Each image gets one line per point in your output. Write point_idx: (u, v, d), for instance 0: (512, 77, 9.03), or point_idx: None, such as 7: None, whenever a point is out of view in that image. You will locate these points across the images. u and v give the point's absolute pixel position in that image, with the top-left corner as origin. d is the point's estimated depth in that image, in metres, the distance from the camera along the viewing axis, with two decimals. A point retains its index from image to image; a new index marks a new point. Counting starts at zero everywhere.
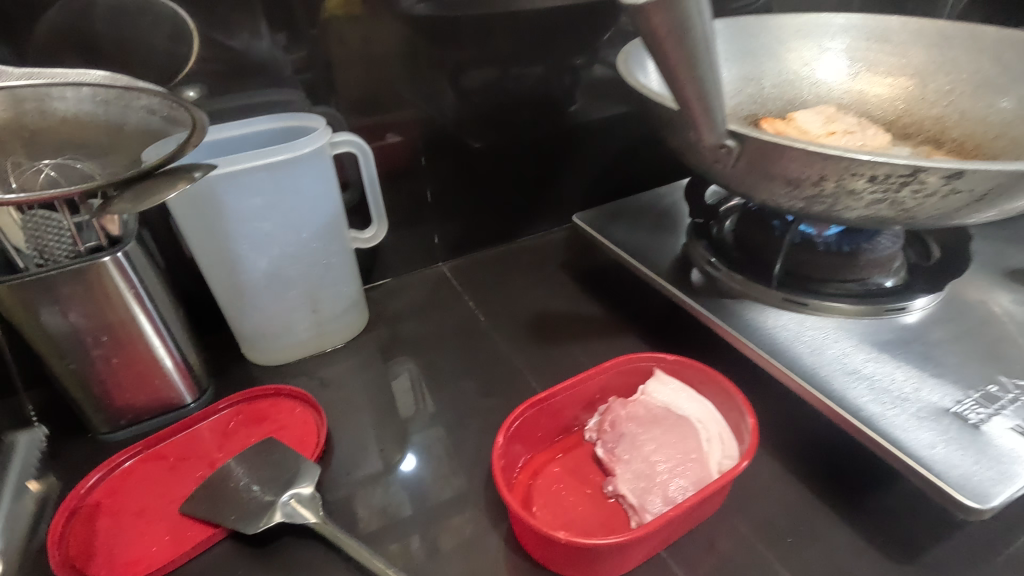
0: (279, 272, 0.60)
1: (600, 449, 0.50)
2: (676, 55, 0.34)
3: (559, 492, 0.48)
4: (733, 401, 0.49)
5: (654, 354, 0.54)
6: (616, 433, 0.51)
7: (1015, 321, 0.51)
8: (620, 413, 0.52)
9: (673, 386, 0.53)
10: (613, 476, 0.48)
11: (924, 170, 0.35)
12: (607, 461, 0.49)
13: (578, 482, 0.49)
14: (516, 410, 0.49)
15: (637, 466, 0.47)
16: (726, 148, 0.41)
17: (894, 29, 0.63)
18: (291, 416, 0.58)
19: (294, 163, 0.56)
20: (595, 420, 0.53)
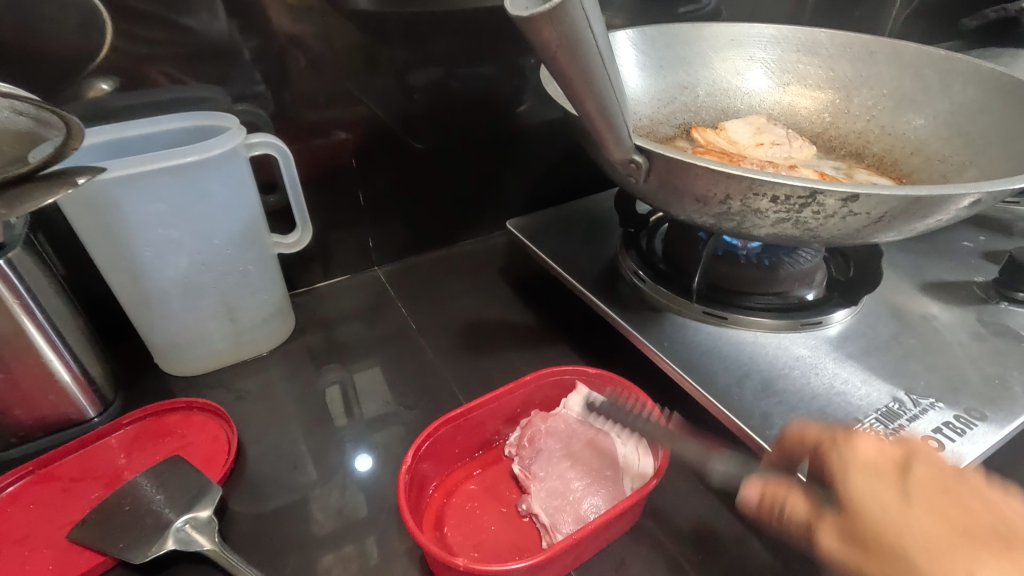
0: (189, 281, 0.57)
1: (516, 466, 0.49)
2: (573, 68, 0.33)
3: (473, 510, 0.47)
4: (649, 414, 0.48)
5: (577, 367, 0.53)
6: (535, 450, 0.50)
7: (925, 335, 0.52)
8: (540, 428, 0.51)
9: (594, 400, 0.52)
10: (526, 494, 0.47)
11: (822, 192, 0.35)
12: (522, 477, 0.48)
13: (492, 500, 0.48)
14: (430, 427, 0.47)
15: (551, 482, 0.47)
16: (635, 163, 0.40)
17: (821, 41, 0.64)
18: (200, 432, 0.56)
19: (201, 166, 0.53)
20: (516, 434, 0.52)
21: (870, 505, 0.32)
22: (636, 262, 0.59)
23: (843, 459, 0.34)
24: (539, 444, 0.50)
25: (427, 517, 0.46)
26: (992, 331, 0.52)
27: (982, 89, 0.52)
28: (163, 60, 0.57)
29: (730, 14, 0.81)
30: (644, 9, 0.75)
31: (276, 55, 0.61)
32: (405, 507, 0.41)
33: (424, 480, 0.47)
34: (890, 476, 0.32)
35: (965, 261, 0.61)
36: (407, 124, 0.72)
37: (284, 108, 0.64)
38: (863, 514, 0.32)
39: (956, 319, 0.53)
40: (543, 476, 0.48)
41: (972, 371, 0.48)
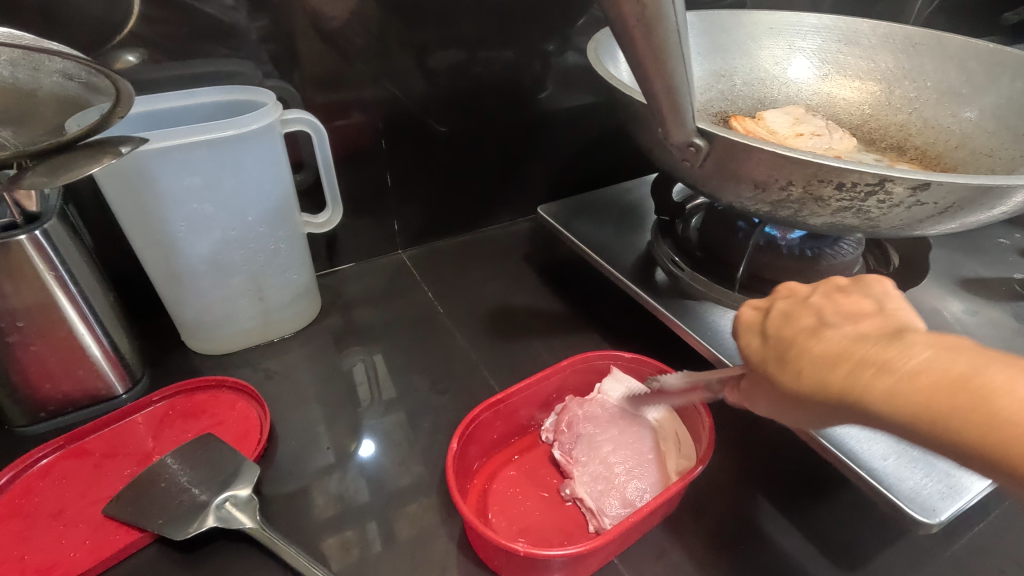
0: (221, 257, 0.56)
1: (556, 451, 0.49)
2: (645, 45, 0.32)
3: (516, 495, 0.47)
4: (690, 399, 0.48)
5: (611, 352, 0.53)
6: (575, 434, 0.49)
7: (967, 330, 0.51)
8: (577, 413, 0.50)
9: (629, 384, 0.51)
10: (569, 478, 0.47)
11: (891, 180, 0.34)
12: (564, 461, 0.48)
13: (533, 485, 0.48)
14: (472, 411, 0.47)
15: (594, 467, 0.47)
16: (694, 146, 0.39)
17: (863, 32, 0.63)
18: (231, 411, 0.55)
19: (239, 140, 0.52)
20: (552, 419, 0.52)
21: (809, 338, 0.30)
22: (673, 250, 0.59)
23: (779, 311, 0.32)
24: (578, 429, 0.49)
25: (470, 501, 0.46)
26: None
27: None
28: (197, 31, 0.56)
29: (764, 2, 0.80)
30: None
31: (311, 30, 0.60)
32: (454, 490, 0.41)
33: (466, 464, 0.47)
34: (824, 307, 0.31)
35: (1001, 258, 0.61)
36: (437, 105, 0.71)
37: (316, 86, 0.63)
38: (808, 340, 0.30)
39: (996, 315, 0.53)
40: (585, 460, 0.47)
41: None
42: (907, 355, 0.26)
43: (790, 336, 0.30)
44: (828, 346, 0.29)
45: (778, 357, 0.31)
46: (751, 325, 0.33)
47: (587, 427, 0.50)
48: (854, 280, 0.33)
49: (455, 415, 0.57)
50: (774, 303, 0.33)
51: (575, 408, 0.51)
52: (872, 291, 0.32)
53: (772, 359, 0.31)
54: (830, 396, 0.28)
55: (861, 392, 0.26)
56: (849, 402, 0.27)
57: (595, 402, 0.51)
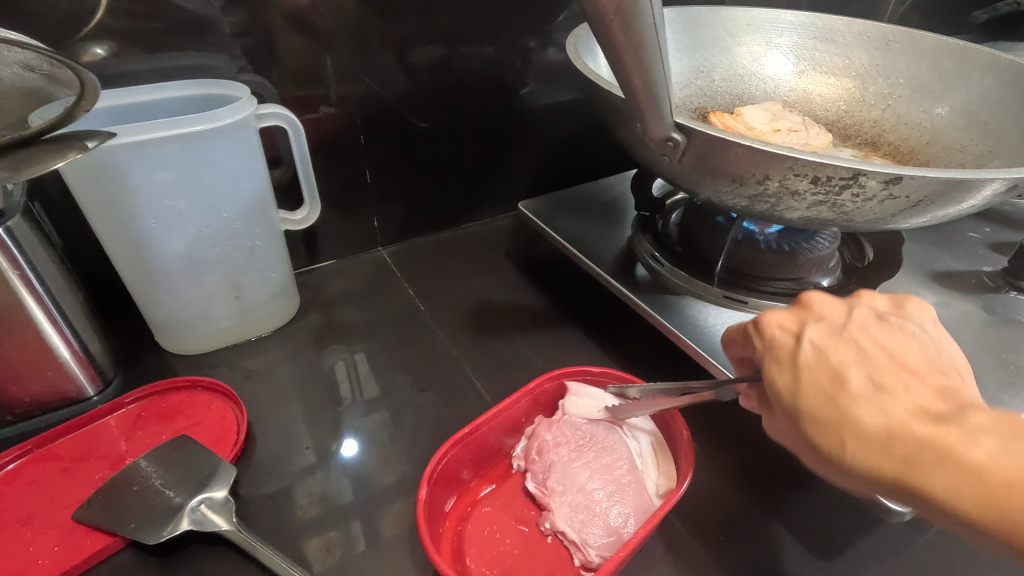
0: (195, 255, 0.55)
1: (531, 484, 0.48)
2: (623, 39, 0.32)
3: (494, 535, 0.46)
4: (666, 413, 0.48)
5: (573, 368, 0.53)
6: (546, 462, 0.48)
7: (939, 323, 0.52)
8: (546, 438, 0.50)
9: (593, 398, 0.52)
10: (548, 512, 0.46)
11: (865, 174, 0.35)
12: (540, 495, 0.47)
13: (509, 521, 0.47)
14: (439, 451, 0.45)
15: (571, 497, 0.46)
16: (672, 141, 0.39)
17: (839, 29, 0.64)
18: (207, 411, 0.54)
19: (211, 135, 0.50)
20: (522, 446, 0.51)
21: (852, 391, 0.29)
22: (653, 246, 0.60)
23: (817, 349, 0.31)
24: (550, 454, 0.49)
25: (445, 547, 0.44)
26: (1002, 319, 0.53)
27: (1000, 80, 0.53)
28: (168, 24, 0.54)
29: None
30: None
31: (287, 24, 0.59)
32: (426, 541, 0.39)
33: (438, 507, 0.45)
34: (860, 352, 0.31)
35: (972, 251, 0.62)
36: (417, 101, 0.70)
37: (292, 81, 0.62)
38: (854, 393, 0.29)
39: (966, 307, 0.54)
40: (562, 488, 0.47)
41: (986, 358, 0.49)
42: (975, 444, 0.26)
43: (832, 383, 0.30)
44: (880, 415, 0.28)
45: (816, 416, 0.29)
46: (781, 351, 0.32)
47: (560, 451, 0.49)
48: (894, 307, 0.34)
49: (437, 412, 0.56)
50: (806, 330, 0.32)
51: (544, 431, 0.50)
52: (909, 334, 0.32)
53: (805, 399, 0.30)
54: (884, 462, 0.27)
55: (914, 461, 0.26)
56: (885, 464, 0.27)
57: (565, 426, 0.51)
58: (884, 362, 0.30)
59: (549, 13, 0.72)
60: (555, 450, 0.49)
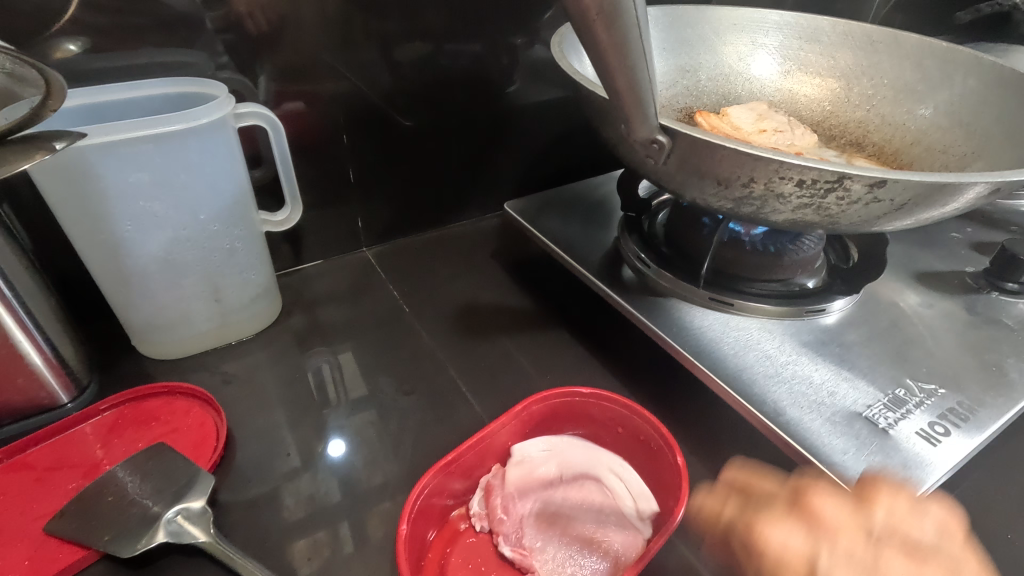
0: (172, 257, 0.54)
1: (507, 546, 0.43)
2: (607, 41, 0.31)
3: (478, 568, 0.43)
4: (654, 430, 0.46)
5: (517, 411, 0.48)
6: (516, 516, 0.44)
7: (922, 324, 0.52)
8: (508, 491, 0.45)
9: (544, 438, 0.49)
10: (533, 574, 0.42)
11: (849, 177, 0.35)
12: (520, 558, 0.42)
13: (492, 559, 0.43)
14: (417, 485, 0.42)
15: (553, 552, 0.43)
16: (657, 143, 0.39)
17: (823, 29, 0.64)
18: (185, 418, 0.53)
19: (187, 134, 0.49)
20: (480, 501, 0.46)
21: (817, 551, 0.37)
22: (639, 246, 0.58)
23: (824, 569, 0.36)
24: (518, 508, 0.45)
25: None
26: (984, 320, 0.53)
27: (983, 81, 0.53)
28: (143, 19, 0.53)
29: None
30: None
31: (269, 20, 0.58)
32: None
33: (418, 539, 0.42)
34: (840, 554, 0.36)
35: (954, 252, 0.62)
36: (401, 100, 0.69)
37: (273, 78, 0.61)
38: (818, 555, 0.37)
39: (949, 308, 0.55)
40: (542, 547, 0.43)
41: (968, 359, 0.49)
42: None
43: None
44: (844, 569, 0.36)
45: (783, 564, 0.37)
46: (791, 573, 0.37)
47: (527, 508, 0.45)
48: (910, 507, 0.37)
49: (421, 416, 0.56)
50: (818, 559, 0.36)
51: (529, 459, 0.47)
52: (925, 516, 0.37)
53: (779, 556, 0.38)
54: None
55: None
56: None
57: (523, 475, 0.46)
58: (849, 523, 0.37)
59: (535, 10, 0.71)
60: (521, 507, 0.45)
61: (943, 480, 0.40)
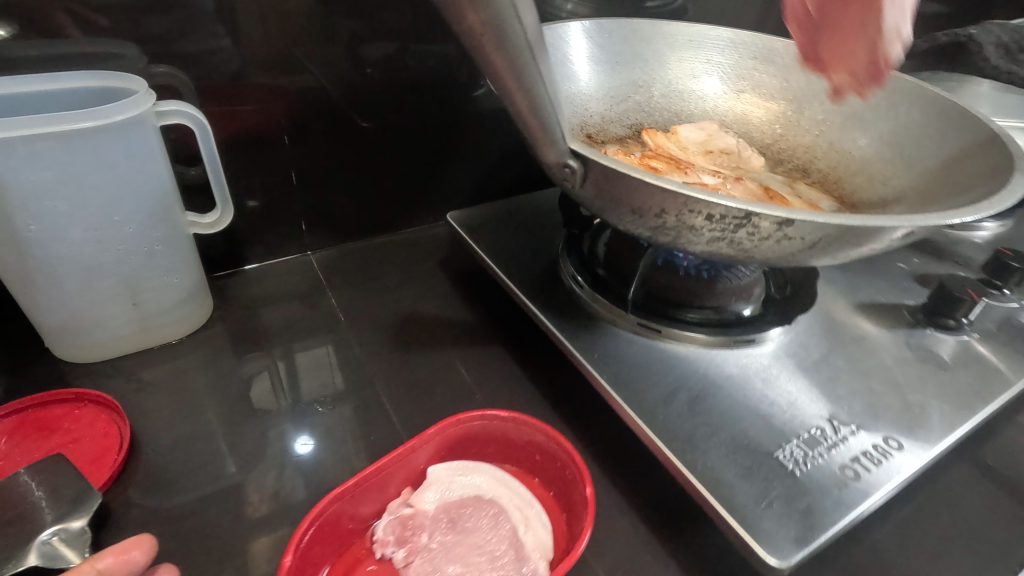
0: (82, 260, 0.51)
1: (393, 554, 0.42)
2: (502, 59, 0.30)
3: None
4: (567, 462, 0.45)
5: (428, 432, 0.46)
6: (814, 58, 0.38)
7: (850, 357, 0.51)
8: (420, 515, 0.44)
9: (467, 468, 0.47)
10: None
11: (756, 215, 0.33)
12: (403, 565, 0.42)
13: None
14: (312, 513, 0.40)
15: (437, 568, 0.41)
16: (570, 168, 0.37)
17: (777, 50, 0.62)
18: (89, 426, 0.51)
19: (98, 133, 0.47)
20: (387, 521, 0.44)
21: None
22: (575, 266, 0.56)
23: None
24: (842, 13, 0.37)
25: None
26: (915, 358, 0.52)
27: (927, 111, 0.52)
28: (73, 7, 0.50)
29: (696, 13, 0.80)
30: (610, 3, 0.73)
31: (203, 13, 0.55)
32: None
33: (310, 568, 0.40)
34: None
35: (896, 283, 0.61)
36: (347, 101, 0.67)
37: (206, 73, 0.58)
38: None
39: (881, 343, 0.54)
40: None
41: (891, 396, 0.48)
42: None
43: None
44: None
45: None
46: None
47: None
48: None
49: (341, 431, 0.54)
50: None
51: (445, 477, 0.46)
52: None
53: None
54: None
55: None
56: None
57: None
58: None
59: None
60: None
61: (879, 504, 0.40)
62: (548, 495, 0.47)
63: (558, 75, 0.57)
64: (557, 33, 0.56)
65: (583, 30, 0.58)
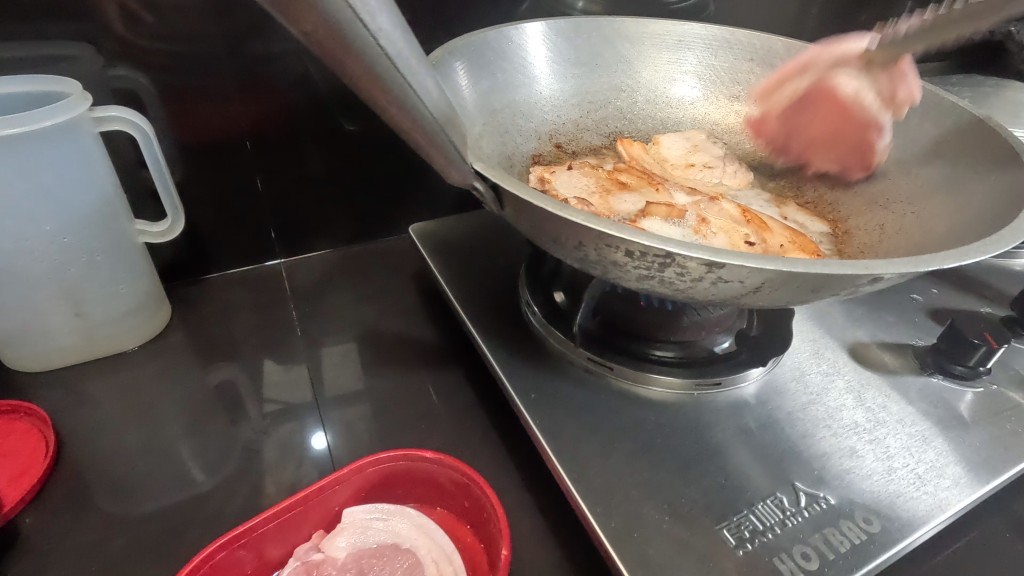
0: (14, 270, 0.50)
1: None
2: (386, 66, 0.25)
3: None
4: (491, 514, 0.41)
5: (344, 472, 0.42)
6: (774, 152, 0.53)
7: (835, 408, 0.44)
8: (326, 563, 0.40)
9: (387, 512, 0.43)
10: None
11: (677, 255, 0.28)
12: None
13: None
14: (198, 558, 0.37)
15: None
16: (476, 189, 0.33)
17: (777, 52, 0.56)
18: (19, 442, 0.49)
19: (24, 139, 0.46)
20: (291, 568, 0.40)
21: None
22: (531, 291, 0.52)
23: None
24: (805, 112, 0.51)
25: None
26: (917, 412, 0.45)
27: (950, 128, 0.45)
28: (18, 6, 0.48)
29: (717, 9, 0.72)
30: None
31: (156, 14, 0.53)
32: None
33: None
34: None
35: (907, 318, 0.53)
36: (318, 105, 0.63)
37: (167, 76, 0.56)
38: None
39: (879, 392, 0.46)
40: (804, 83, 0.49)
41: (875, 461, 0.40)
42: None
43: None
44: None
45: None
46: None
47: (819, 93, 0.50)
48: None
49: (275, 457, 0.51)
50: None
51: (360, 521, 0.42)
52: None
53: None
54: None
55: None
56: None
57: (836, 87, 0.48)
58: None
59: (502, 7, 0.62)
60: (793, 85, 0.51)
61: (931, 534, 0.37)
62: (476, 546, 0.43)
63: (523, 80, 0.52)
64: (522, 33, 0.51)
65: (553, 29, 0.53)
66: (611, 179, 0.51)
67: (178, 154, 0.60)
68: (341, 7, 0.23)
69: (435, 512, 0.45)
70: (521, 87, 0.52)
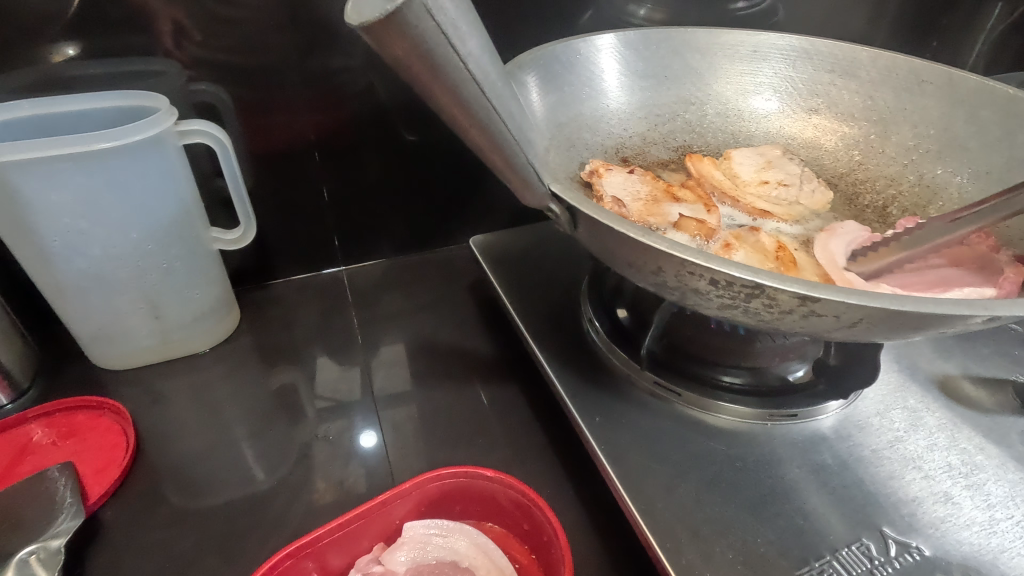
0: (103, 274, 0.53)
1: None
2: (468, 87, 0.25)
3: None
4: (552, 536, 0.40)
5: (405, 486, 0.42)
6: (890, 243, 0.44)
7: (925, 449, 0.41)
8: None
9: (445, 528, 0.43)
10: None
11: (767, 289, 0.27)
12: None
13: None
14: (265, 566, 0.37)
15: None
16: (552, 212, 0.33)
17: (860, 63, 0.53)
18: (101, 436, 0.52)
19: (114, 154, 0.49)
20: None
21: None
22: (592, 308, 0.51)
23: None
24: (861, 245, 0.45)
25: None
26: (1019, 456, 0.41)
27: None
28: (114, 27, 0.52)
29: (789, 15, 0.69)
30: (684, 5, 0.64)
31: (236, 31, 0.55)
32: None
33: None
34: None
35: (1004, 351, 0.50)
36: (386, 117, 0.64)
37: (245, 89, 0.58)
38: None
39: (976, 432, 0.42)
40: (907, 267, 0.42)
41: (974, 510, 0.37)
42: None
43: None
44: None
45: None
46: None
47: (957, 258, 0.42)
48: None
49: (335, 462, 0.51)
50: None
51: (420, 536, 0.42)
52: None
53: None
54: None
55: None
56: None
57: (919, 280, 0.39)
58: None
59: (564, 16, 0.61)
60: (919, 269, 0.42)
61: None
62: (534, 570, 0.42)
63: (590, 92, 0.51)
64: (590, 46, 0.51)
65: (622, 41, 0.52)
66: (667, 190, 0.49)
67: (251, 163, 0.62)
68: (431, 33, 0.23)
69: (492, 530, 0.44)
70: (588, 100, 0.51)
